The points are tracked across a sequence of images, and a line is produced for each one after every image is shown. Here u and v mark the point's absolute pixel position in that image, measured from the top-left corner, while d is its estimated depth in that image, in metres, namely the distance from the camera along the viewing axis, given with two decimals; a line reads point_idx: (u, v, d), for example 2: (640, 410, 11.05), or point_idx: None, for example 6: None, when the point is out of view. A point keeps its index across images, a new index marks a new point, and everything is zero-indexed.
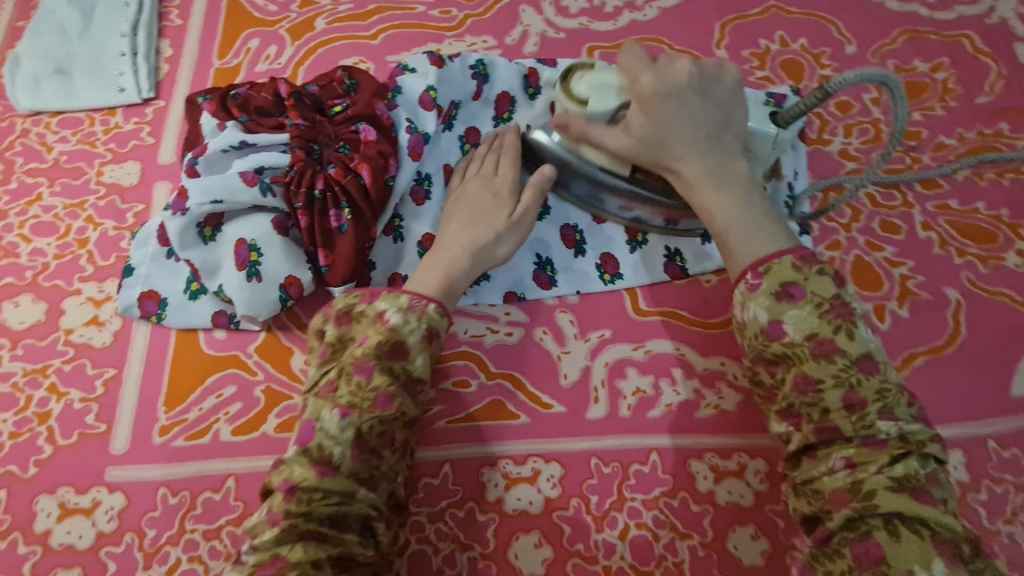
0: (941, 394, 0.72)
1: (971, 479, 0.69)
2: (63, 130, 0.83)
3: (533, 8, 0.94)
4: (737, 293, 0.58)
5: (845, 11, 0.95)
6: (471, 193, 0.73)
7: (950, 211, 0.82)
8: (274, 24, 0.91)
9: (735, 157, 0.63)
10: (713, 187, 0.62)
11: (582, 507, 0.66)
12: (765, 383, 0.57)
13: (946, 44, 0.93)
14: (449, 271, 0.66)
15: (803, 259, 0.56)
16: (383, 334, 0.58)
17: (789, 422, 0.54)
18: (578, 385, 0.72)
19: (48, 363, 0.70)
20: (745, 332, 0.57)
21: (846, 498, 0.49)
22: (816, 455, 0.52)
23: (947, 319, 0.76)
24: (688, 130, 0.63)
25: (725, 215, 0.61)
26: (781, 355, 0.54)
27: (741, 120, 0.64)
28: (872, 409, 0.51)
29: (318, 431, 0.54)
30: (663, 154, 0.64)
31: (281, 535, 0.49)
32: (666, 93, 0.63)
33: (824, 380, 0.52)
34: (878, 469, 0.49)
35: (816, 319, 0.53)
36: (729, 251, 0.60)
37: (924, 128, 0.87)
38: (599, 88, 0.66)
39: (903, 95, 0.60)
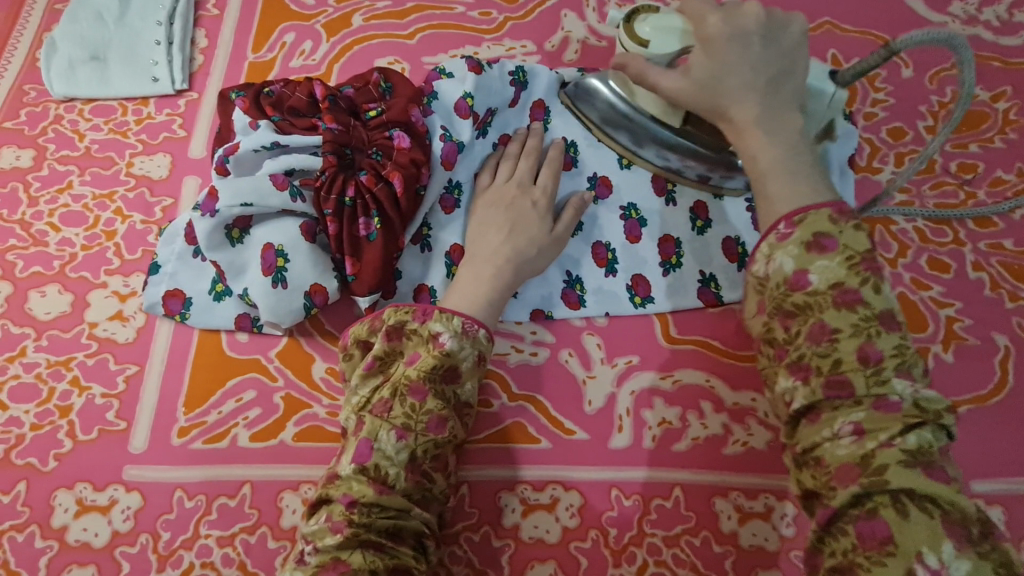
0: (982, 445, 0.69)
1: (1010, 537, 0.66)
2: (96, 118, 0.82)
3: (576, 14, 0.91)
4: (764, 243, 0.54)
5: (903, 32, 0.91)
6: (511, 199, 0.71)
7: (1004, 251, 0.78)
8: (311, 18, 0.89)
9: (792, 109, 0.58)
10: (762, 133, 0.57)
11: (600, 540, 0.65)
12: (777, 338, 0.52)
13: (1009, 72, 0.88)
14: (495, 285, 0.66)
15: (841, 213, 0.52)
16: (438, 358, 0.60)
17: (795, 377, 0.50)
18: (602, 413, 0.70)
19: (71, 356, 0.70)
20: (766, 284, 0.53)
21: (855, 473, 0.45)
22: (819, 418, 0.48)
23: (994, 366, 0.72)
24: (748, 74, 0.57)
25: (776, 163, 0.56)
26: (801, 306, 0.50)
27: (801, 72, 0.59)
28: (889, 365, 0.47)
29: (376, 452, 0.56)
30: (719, 98, 0.58)
31: (343, 542, 0.53)
32: (734, 35, 0.58)
33: (841, 330, 0.48)
34: (890, 438, 0.45)
35: (845, 269, 0.49)
36: (767, 196, 0.56)
37: (981, 161, 0.83)
38: (664, 31, 0.63)
39: (971, 61, 0.59)
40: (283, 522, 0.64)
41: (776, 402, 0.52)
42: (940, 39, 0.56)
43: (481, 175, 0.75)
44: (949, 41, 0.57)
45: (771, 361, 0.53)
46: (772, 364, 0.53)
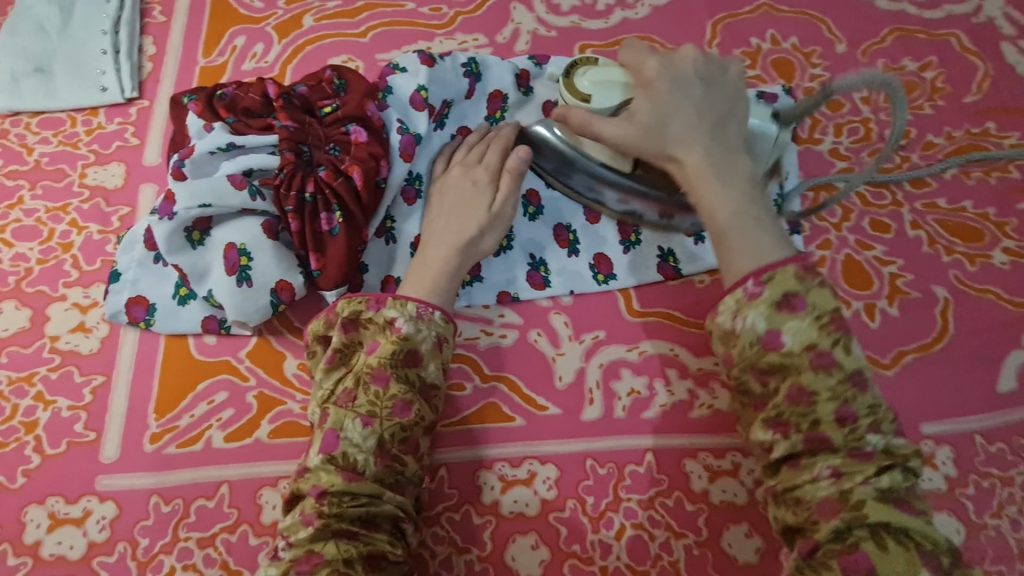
0: (929, 392, 0.73)
1: (958, 474, 0.70)
2: (43, 131, 0.81)
3: (525, 6, 0.93)
4: (732, 300, 0.57)
5: (835, 10, 0.96)
6: (456, 183, 0.73)
7: (939, 210, 0.83)
8: (261, 21, 0.89)
9: (738, 149, 0.64)
10: (714, 180, 0.61)
11: (578, 509, 0.67)
12: (754, 391, 0.56)
13: (934, 43, 0.93)
14: (441, 271, 0.68)
15: (805, 270, 0.56)
16: (396, 343, 0.61)
17: (776, 431, 0.54)
18: (573, 387, 0.72)
19: (33, 371, 0.69)
20: (737, 340, 0.57)
21: (836, 508, 0.51)
22: (799, 464, 0.54)
23: (935, 316, 0.77)
24: (691, 117, 0.63)
25: (732, 213, 0.60)
26: (778, 365, 0.54)
27: (742, 116, 0.65)
28: (863, 423, 0.53)
29: (342, 441, 0.58)
30: (667, 141, 0.63)
31: (315, 534, 0.55)
32: (671, 81, 0.64)
33: (819, 392, 0.53)
34: (864, 480, 0.51)
35: (815, 331, 0.54)
36: (727, 246, 0.60)
37: (913, 128, 0.88)
38: (603, 85, 0.66)
39: (903, 101, 0.62)
40: (263, 518, 0.64)
41: (756, 448, 0.57)
42: (869, 81, 0.61)
43: (434, 165, 0.77)
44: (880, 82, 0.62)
45: (747, 409, 0.58)
46: (749, 411, 0.58)
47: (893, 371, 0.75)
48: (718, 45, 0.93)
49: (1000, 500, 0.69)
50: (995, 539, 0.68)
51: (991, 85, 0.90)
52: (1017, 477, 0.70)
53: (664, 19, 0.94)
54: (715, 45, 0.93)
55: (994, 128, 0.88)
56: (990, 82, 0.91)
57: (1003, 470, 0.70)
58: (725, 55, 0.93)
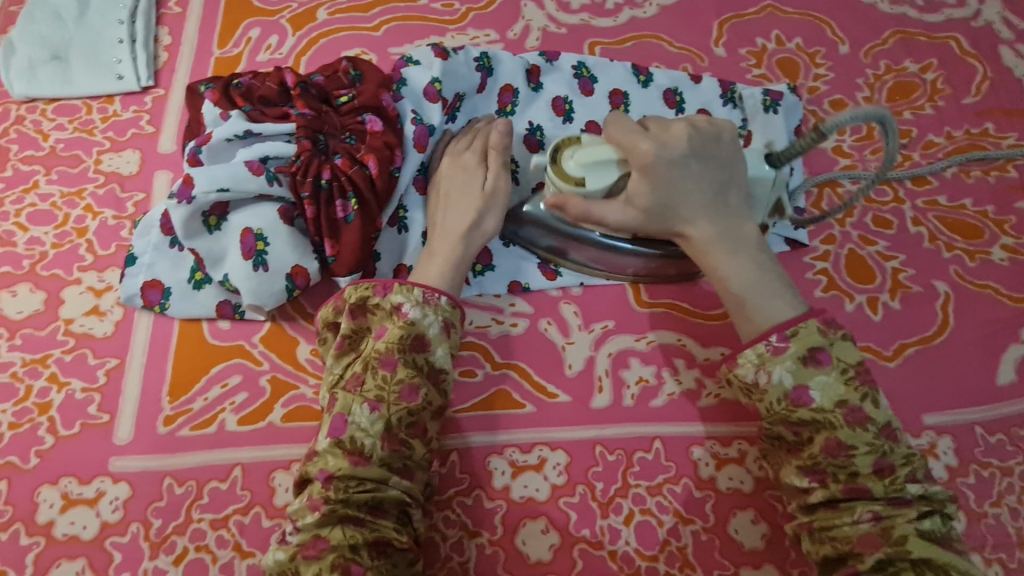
0: (932, 384, 0.75)
1: (959, 464, 0.71)
2: (59, 118, 0.81)
3: (535, 3, 0.94)
4: (756, 354, 0.60)
5: (839, 12, 0.98)
6: (447, 172, 0.73)
7: (939, 207, 0.85)
8: (275, 14, 0.90)
9: (743, 219, 0.65)
10: (725, 252, 0.64)
11: (587, 494, 0.68)
12: (787, 439, 0.59)
13: (934, 46, 0.96)
14: (446, 257, 0.68)
15: (827, 324, 0.59)
16: (403, 329, 0.62)
17: (812, 478, 0.57)
18: (582, 375, 0.73)
19: (48, 353, 0.69)
20: (765, 396, 0.60)
21: (878, 542, 0.54)
22: (839, 507, 0.56)
23: (936, 310, 0.79)
24: (694, 196, 0.64)
25: (745, 283, 0.63)
26: (809, 419, 0.57)
27: (742, 179, 0.65)
28: (901, 473, 0.56)
29: (350, 425, 0.59)
30: (672, 221, 0.65)
31: (322, 519, 0.56)
32: (668, 165, 0.63)
33: (857, 446, 0.56)
34: (906, 521, 0.54)
35: (843, 386, 0.57)
36: (746, 315, 0.62)
37: (914, 127, 0.90)
38: (593, 167, 0.64)
39: (895, 127, 0.60)
40: (276, 501, 0.65)
41: (790, 491, 0.60)
42: (861, 117, 0.57)
43: (434, 156, 0.76)
44: (877, 118, 0.58)
45: (780, 453, 0.61)
46: (782, 454, 0.61)
47: (895, 363, 0.76)
48: (725, 45, 0.95)
49: (1000, 490, 0.70)
50: (995, 528, 0.69)
51: (990, 87, 0.93)
52: (1016, 467, 0.71)
53: (671, 20, 0.96)
54: (721, 45, 0.95)
55: (992, 129, 0.90)
56: (989, 84, 0.93)
57: (1003, 461, 0.72)
58: (731, 54, 0.94)
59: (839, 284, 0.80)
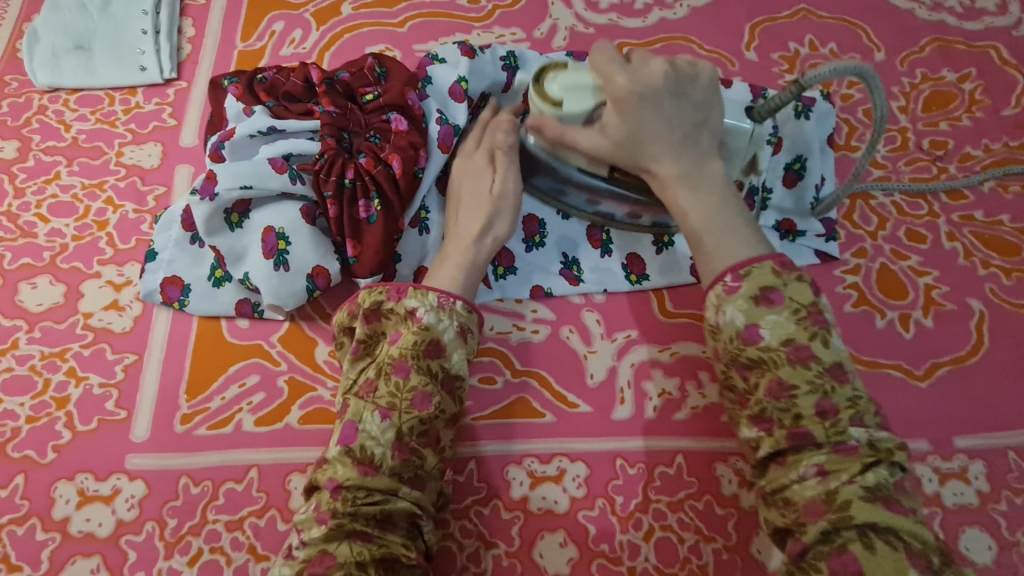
0: (963, 406, 0.73)
1: (991, 490, 0.69)
2: (82, 109, 0.81)
3: (563, 2, 0.93)
4: (713, 296, 0.56)
5: (875, 17, 0.95)
6: (459, 173, 0.72)
7: (975, 222, 0.82)
8: (300, 7, 0.89)
9: (713, 157, 0.62)
10: (688, 189, 0.60)
11: (607, 508, 0.66)
12: (737, 387, 0.55)
13: (973, 55, 0.93)
14: (455, 261, 0.67)
15: (782, 266, 0.55)
16: (417, 334, 0.61)
17: (760, 428, 0.54)
18: (604, 385, 0.71)
19: (66, 347, 0.69)
20: (719, 335, 0.56)
21: (821, 509, 0.50)
22: (787, 462, 0.53)
23: (970, 330, 0.76)
24: (664, 130, 0.60)
25: (705, 219, 0.59)
26: (756, 360, 0.53)
27: (717, 119, 0.62)
28: (844, 416, 0.52)
29: (360, 433, 0.58)
30: (641, 155, 0.61)
31: (329, 533, 0.54)
32: (641, 94, 0.60)
33: (798, 386, 0.52)
34: (850, 478, 0.50)
35: (793, 324, 0.53)
36: (702, 251, 0.59)
37: (951, 139, 0.88)
38: (573, 89, 0.63)
39: (880, 82, 0.62)
40: (292, 504, 0.64)
41: (745, 448, 0.56)
42: (846, 72, 0.59)
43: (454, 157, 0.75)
44: (855, 72, 0.60)
45: (734, 407, 0.57)
46: (735, 409, 0.57)
47: (927, 383, 0.74)
48: (757, 48, 0.92)
49: None
50: None
51: None
52: None
53: (702, 22, 0.93)
54: (753, 48, 0.92)
55: None
56: None
57: None
58: (763, 58, 0.92)
59: (869, 298, 0.78)
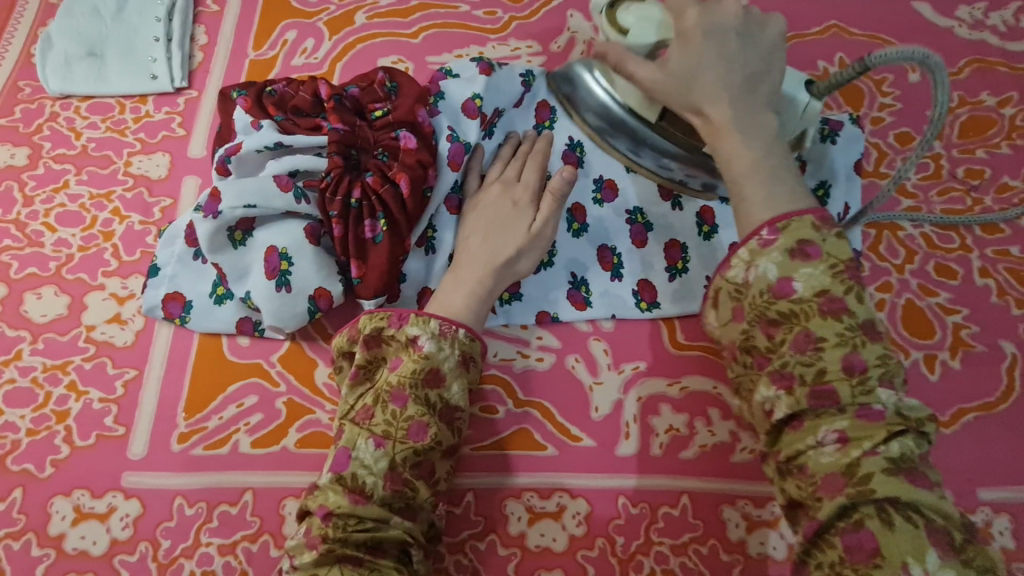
0: (988, 455, 0.69)
1: (1018, 546, 0.65)
2: (92, 116, 0.80)
3: (582, 14, 0.89)
4: (745, 250, 0.54)
5: (911, 36, 0.91)
6: (494, 200, 0.71)
7: (1011, 258, 0.78)
8: (313, 16, 0.88)
9: (767, 111, 0.59)
10: (739, 134, 0.58)
11: (607, 548, 0.64)
12: (759, 346, 0.53)
13: (1015, 78, 0.88)
14: (474, 290, 0.65)
15: (823, 221, 0.53)
16: (417, 362, 0.60)
17: (779, 386, 0.51)
18: (609, 419, 0.69)
19: (68, 360, 0.69)
20: (748, 291, 0.54)
21: (840, 484, 0.47)
22: (803, 427, 0.50)
23: (1001, 373, 0.72)
24: (723, 72, 0.59)
25: (752, 164, 0.57)
26: (787, 314, 0.51)
27: (778, 77, 0.61)
28: (874, 374, 0.49)
29: (353, 461, 0.56)
30: (695, 94, 0.59)
31: (320, 559, 0.53)
32: (708, 31, 0.59)
33: (826, 339, 0.50)
34: (873, 446, 0.47)
35: (828, 277, 0.51)
36: (744, 200, 0.56)
37: (987, 167, 0.83)
38: (645, 21, 0.66)
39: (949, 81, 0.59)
40: (285, 530, 0.63)
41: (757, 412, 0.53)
42: (912, 57, 0.58)
43: (467, 178, 0.73)
44: (922, 59, 0.58)
45: (750, 370, 0.54)
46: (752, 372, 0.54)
47: (952, 429, 0.70)
48: None
49: None
50: None
51: None
52: None
53: None
54: None
55: None
56: None
57: None
58: None
59: (893, 337, 0.74)
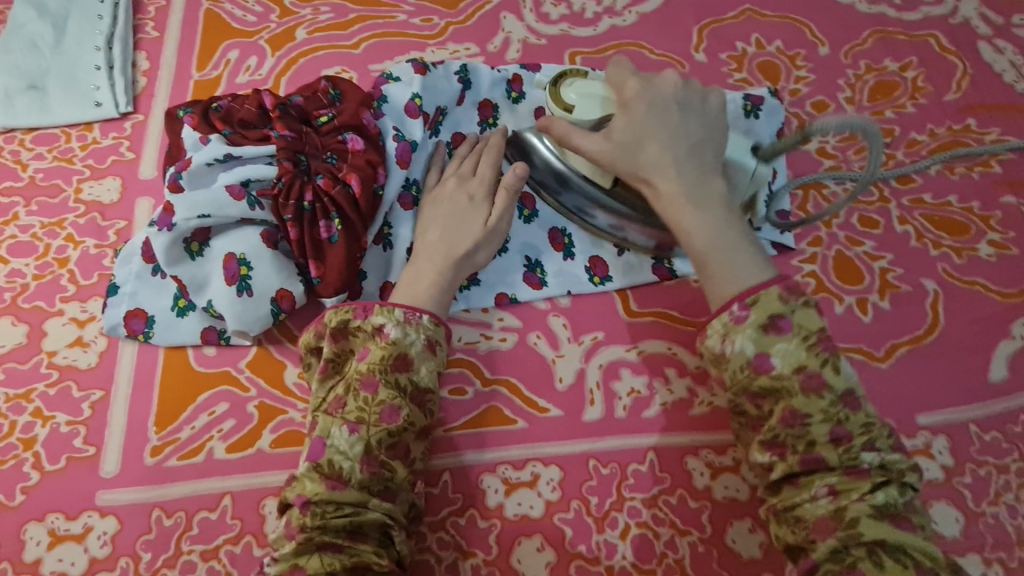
0: (922, 386, 0.74)
1: (955, 463, 0.71)
2: (38, 147, 0.81)
3: (515, 15, 0.95)
4: (719, 324, 0.59)
5: (817, 13, 0.98)
6: (451, 194, 0.74)
7: (925, 205, 0.85)
8: (254, 35, 0.90)
9: (714, 174, 0.65)
10: (692, 206, 0.63)
11: (582, 509, 0.67)
12: (749, 414, 0.58)
13: (914, 44, 0.96)
14: (437, 281, 0.68)
15: (788, 290, 0.58)
16: (385, 349, 0.62)
17: (772, 452, 0.56)
18: (573, 388, 0.72)
19: (31, 388, 0.68)
20: (728, 364, 0.58)
21: (832, 527, 0.53)
22: (798, 482, 0.55)
23: (926, 310, 0.78)
24: (668, 144, 0.64)
25: (709, 238, 0.62)
26: (769, 388, 0.56)
27: (719, 139, 0.66)
28: (857, 441, 0.55)
29: (328, 448, 0.58)
30: (644, 166, 0.64)
31: (299, 548, 0.55)
32: (648, 103, 0.65)
33: (812, 414, 0.55)
34: (862, 500, 0.53)
35: (804, 352, 0.56)
36: (707, 276, 0.62)
37: (897, 126, 0.91)
38: (587, 98, 0.68)
39: (880, 138, 0.63)
40: (267, 529, 0.64)
41: (755, 469, 0.58)
42: (850, 126, 0.61)
43: (428, 173, 0.77)
44: (860, 127, 0.61)
45: (744, 429, 0.60)
46: (746, 432, 0.59)
47: (887, 363, 0.76)
48: (705, 50, 0.95)
49: (997, 488, 0.70)
50: (994, 527, 0.69)
51: (970, 83, 0.93)
52: (1012, 464, 0.71)
53: (650, 27, 0.96)
54: (702, 50, 0.95)
55: (975, 125, 0.90)
56: (969, 80, 0.94)
57: (999, 458, 0.72)
58: (712, 59, 0.94)
59: (827, 285, 0.80)
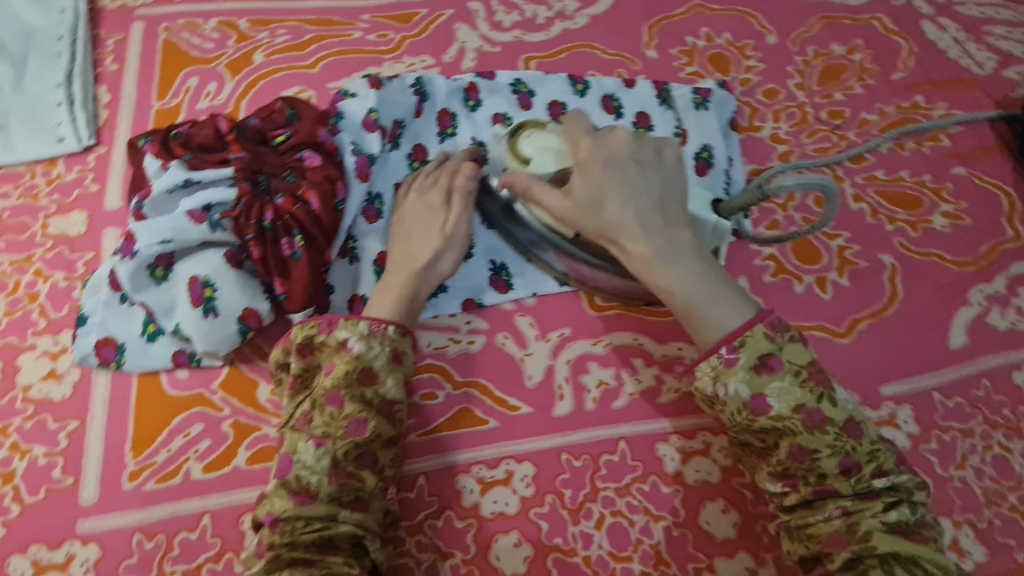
0: (883, 357, 0.76)
1: (921, 431, 0.73)
2: (4, 186, 0.82)
3: (468, 25, 0.97)
4: (710, 366, 0.59)
5: (763, 3, 1.01)
6: (413, 207, 0.74)
7: (878, 181, 0.87)
8: (213, 61, 0.92)
9: (680, 225, 0.64)
10: (665, 262, 0.62)
11: (557, 502, 0.68)
12: (754, 445, 0.59)
13: (859, 27, 0.99)
14: (401, 293, 0.69)
15: (774, 327, 0.58)
16: (348, 363, 0.63)
17: (784, 483, 0.58)
18: (543, 385, 0.74)
19: (8, 423, 0.69)
20: (725, 407, 0.59)
21: (844, 540, 0.54)
22: (814, 504, 0.57)
23: (883, 283, 0.80)
24: (630, 201, 0.64)
25: (689, 291, 0.62)
26: (770, 427, 0.57)
27: (678, 189, 0.66)
28: (866, 470, 0.55)
29: (295, 464, 0.59)
30: (611, 226, 0.63)
31: (268, 566, 0.55)
32: (603, 161, 0.65)
33: (820, 449, 0.55)
34: (873, 515, 0.54)
35: (799, 389, 0.56)
36: (695, 328, 0.62)
37: (847, 107, 0.93)
38: (544, 151, 0.69)
39: (837, 202, 0.66)
40: (246, 544, 0.65)
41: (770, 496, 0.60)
42: (811, 185, 0.63)
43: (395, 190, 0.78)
44: (821, 186, 0.63)
45: (754, 459, 0.61)
46: (755, 459, 0.61)
47: (848, 338, 0.77)
48: (656, 46, 0.97)
49: (963, 452, 0.72)
50: (962, 490, 0.70)
51: (916, 62, 0.96)
52: (976, 427, 0.73)
53: (601, 27, 0.98)
54: (652, 47, 0.97)
55: (922, 101, 0.93)
56: (915, 58, 0.96)
57: (963, 422, 0.73)
58: (663, 55, 0.97)
59: (786, 266, 0.81)
